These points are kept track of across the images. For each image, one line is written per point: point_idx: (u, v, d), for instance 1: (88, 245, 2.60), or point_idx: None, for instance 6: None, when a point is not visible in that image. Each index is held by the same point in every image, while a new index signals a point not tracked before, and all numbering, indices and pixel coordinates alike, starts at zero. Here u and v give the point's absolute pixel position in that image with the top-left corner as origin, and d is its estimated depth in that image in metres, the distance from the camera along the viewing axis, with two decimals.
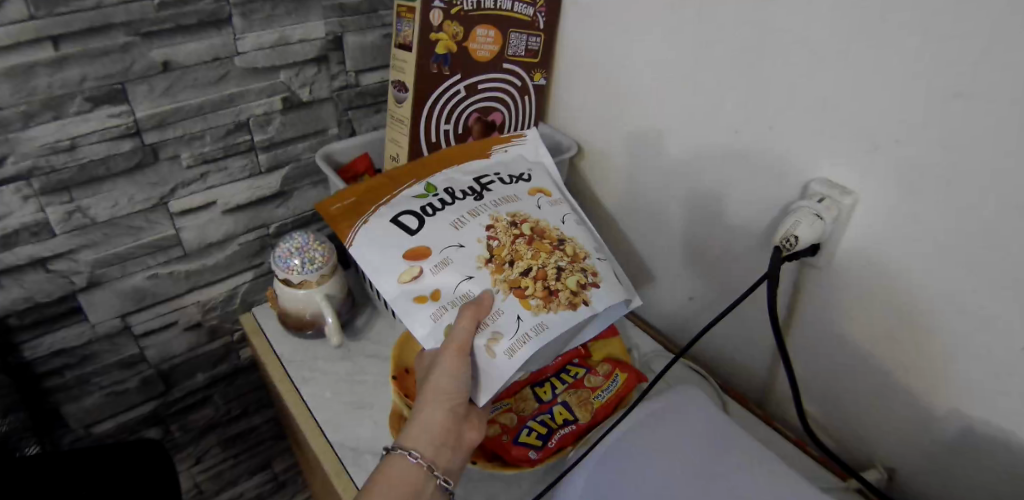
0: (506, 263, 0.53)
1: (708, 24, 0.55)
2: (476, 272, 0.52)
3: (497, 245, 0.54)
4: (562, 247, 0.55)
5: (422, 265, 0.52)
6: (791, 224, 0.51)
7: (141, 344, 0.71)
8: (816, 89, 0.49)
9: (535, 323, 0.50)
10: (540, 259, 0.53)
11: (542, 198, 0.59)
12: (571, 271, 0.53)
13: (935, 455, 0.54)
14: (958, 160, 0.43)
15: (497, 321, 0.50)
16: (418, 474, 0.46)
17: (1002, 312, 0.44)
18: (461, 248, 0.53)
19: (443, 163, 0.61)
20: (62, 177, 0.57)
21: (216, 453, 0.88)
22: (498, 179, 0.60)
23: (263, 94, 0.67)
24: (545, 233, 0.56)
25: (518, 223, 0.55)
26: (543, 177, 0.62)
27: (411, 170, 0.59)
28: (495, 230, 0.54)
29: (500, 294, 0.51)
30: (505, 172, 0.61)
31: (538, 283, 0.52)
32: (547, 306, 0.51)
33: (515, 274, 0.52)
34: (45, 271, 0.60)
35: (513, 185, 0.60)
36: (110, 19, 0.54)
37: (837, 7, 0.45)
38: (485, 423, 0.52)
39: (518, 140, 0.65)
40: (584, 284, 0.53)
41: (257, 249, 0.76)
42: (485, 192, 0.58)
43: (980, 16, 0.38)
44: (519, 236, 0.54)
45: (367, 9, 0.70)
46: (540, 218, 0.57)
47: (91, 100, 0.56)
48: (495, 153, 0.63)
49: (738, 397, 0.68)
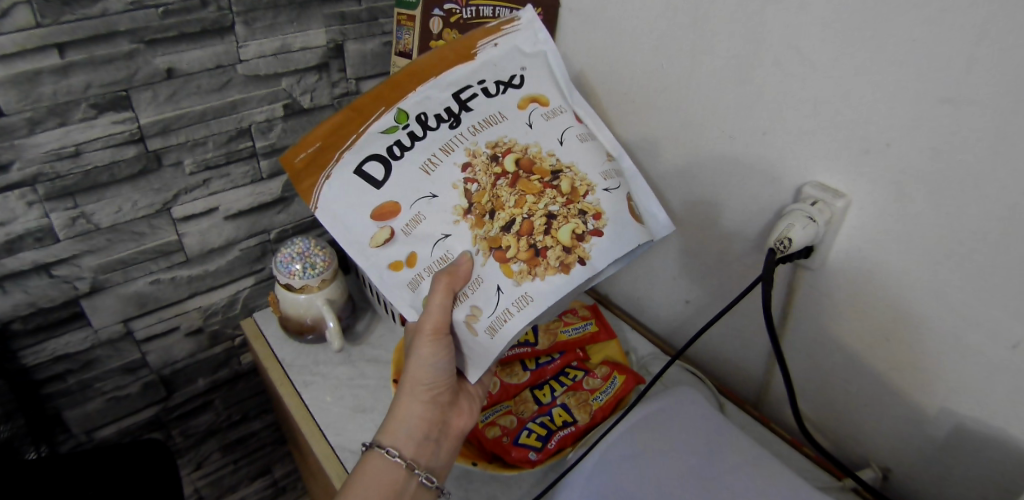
0: (486, 213, 0.51)
1: (702, 31, 0.57)
2: (452, 228, 0.51)
3: (477, 189, 0.52)
4: (554, 183, 0.53)
5: (392, 225, 0.51)
6: (785, 228, 0.52)
7: (143, 349, 0.72)
8: (808, 94, 0.50)
9: (517, 295, 0.49)
10: (525, 206, 0.52)
11: (533, 112, 0.56)
12: (564, 219, 0.51)
13: (929, 454, 0.55)
14: (947, 162, 0.44)
15: (474, 293, 0.49)
16: (399, 471, 0.50)
17: (992, 311, 0.45)
18: (433, 199, 0.51)
19: (413, 79, 0.55)
20: (67, 183, 0.58)
21: (217, 459, 0.89)
22: (481, 89, 0.56)
23: (265, 102, 0.68)
24: (532, 165, 0.54)
25: (500, 156, 0.53)
26: (536, 77, 0.59)
27: (379, 94, 0.54)
28: (473, 169, 0.52)
29: (479, 255, 0.50)
30: (490, 79, 0.57)
31: (522, 242, 0.50)
32: (531, 272, 0.50)
33: (496, 229, 0.51)
34: (48, 276, 0.61)
35: (498, 96, 0.56)
36: (115, 26, 0.55)
37: (828, 14, 0.47)
38: (464, 412, 0.55)
39: (508, 28, 0.59)
40: (579, 236, 0.51)
41: (257, 254, 0.77)
42: (463, 112, 0.55)
43: (967, 22, 0.40)
44: (502, 176, 0.53)
45: (367, 17, 0.71)
46: (529, 143, 0.55)
47: (95, 106, 0.57)
48: (481, 51, 0.58)
49: (735, 399, 0.69)
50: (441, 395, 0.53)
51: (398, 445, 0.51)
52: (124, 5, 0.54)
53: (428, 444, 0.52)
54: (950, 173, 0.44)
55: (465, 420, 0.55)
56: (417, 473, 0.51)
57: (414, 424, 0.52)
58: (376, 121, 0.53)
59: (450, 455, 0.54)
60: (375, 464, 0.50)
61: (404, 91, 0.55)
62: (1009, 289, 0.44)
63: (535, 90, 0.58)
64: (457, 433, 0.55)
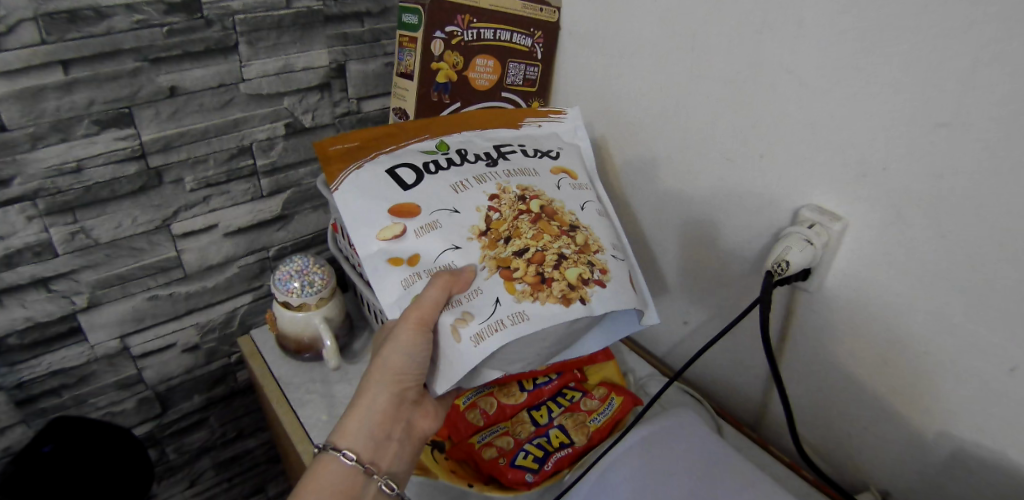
0: (501, 239, 0.52)
1: (700, 56, 0.57)
2: (464, 243, 0.52)
3: (498, 217, 0.53)
4: (571, 233, 0.54)
5: (406, 225, 0.52)
6: (782, 250, 0.52)
7: (139, 365, 0.71)
8: (804, 119, 0.51)
9: (513, 311, 0.48)
10: (541, 241, 0.52)
11: (564, 179, 0.59)
12: (574, 262, 0.51)
13: (928, 477, 0.54)
14: (943, 187, 0.44)
15: (471, 301, 0.49)
16: (356, 475, 0.49)
17: (989, 335, 0.45)
18: (454, 214, 0.52)
19: (462, 125, 0.61)
20: (67, 199, 0.58)
21: (211, 476, 0.87)
22: (520, 149, 0.60)
23: (267, 120, 0.68)
24: (555, 214, 0.55)
25: (527, 198, 0.55)
26: (570, 155, 0.62)
27: (429, 126, 0.60)
28: (498, 201, 0.54)
29: (485, 270, 0.50)
30: (530, 145, 0.61)
31: (530, 267, 0.50)
32: (532, 294, 0.49)
33: (508, 252, 0.52)
34: (45, 291, 0.61)
35: (535, 158, 0.60)
36: (120, 44, 0.55)
37: (822, 41, 0.48)
38: (426, 412, 0.54)
39: (554, 116, 0.66)
40: (586, 280, 0.51)
41: (257, 271, 0.77)
42: (501, 159, 0.58)
43: (961, 50, 0.41)
44: (525, 212, 0.54)
45: (369, 39, 0.72)
46: (555, 198, 0.56)
47: (98, 123, 0.57)
48: (526, 126, 0.64)
49: (733, 421, 0.68)
50: (407, 397, 0.52)
51: (354, 447, 0.50)
52: (130, 24, 0.55)
53: (387, 446, 0.51)
54: (947, 197, 0.44)
55: (428, 422, 0.54)
56: (375, 478, 0.50)
57: (375, 425, 0.51)
58: (417, 142, 0.58)
59: (411, 459, 0.54)
60: (327, 468, 0.49)
61: (448, 131, 0.60)
62: (1005, 312, 0.44)
63: (569, 163, 0.61)
64: (418, 436, 0.54)
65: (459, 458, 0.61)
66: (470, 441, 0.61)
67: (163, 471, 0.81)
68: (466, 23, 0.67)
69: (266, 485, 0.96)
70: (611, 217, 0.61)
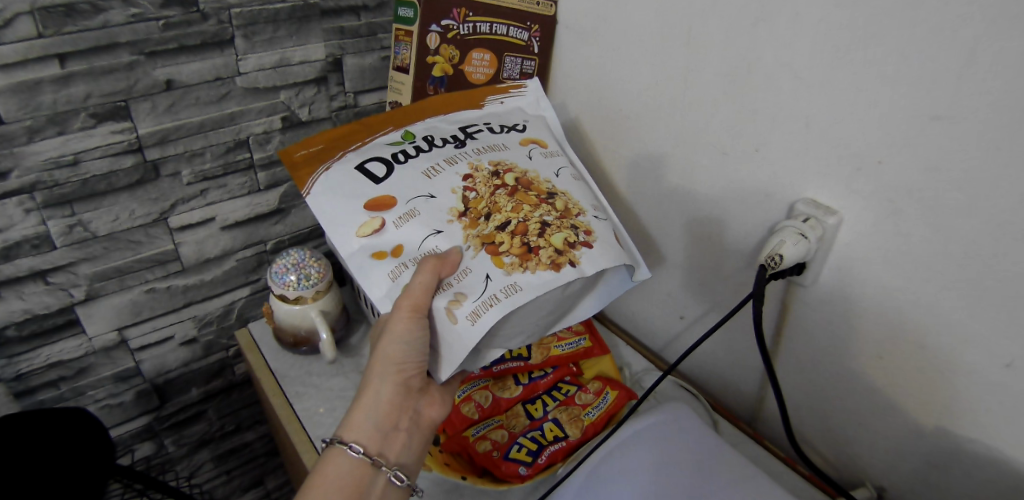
0: (481, 216, 0.53)
1: (696, 51, 0.57)
2: (444, 227, 0.52)
3: (474, 196, 0.54)
4: (550, 200, 0.54)
5: (384, 217, 0.52)
6: (776, 243, 0.52)
7: (137, 357, 0.72)
8: (799, 112, 0.51)
9: (506, 283, 0.48)
10: (522, 212, 0.53)
11: (534, 149, 0.60)
12: (558, 227, 0.52)
13: (924, 473, 0.54)
14: (939, 180, 0.44)
15: (461, 282, 0.49)
16: (363, 468, 0.49)
17: (983, 329, 0.45)
18: (430, 199, 0.53)
19: (425, 111, 0.62)
20: (64, 192, 0.59)
21: (210, 469, 0.88)
22: (487, 128, 0.61)
23: (263, 114, 0.68)
24: (531, 184, 0.55)
25: (500, 173, 0.56)
26: (538, 128, 0.64)
27: (393, 118, 0.60)
28: (473, 180, 0.55)
29: (470, 249, 0.51)
30: (496, 123, 0.62)
31: (515, 239, 0.51)
32: (522, 265, 0.49)
33: (490, 228, 0.52)
34: (44, 283, 0.61)
35: (502, 134, 0.61)
36: (116, 38, 0.56)
37: (817, 33, 0.47)
38: (431, 400, 0.54)
39: (516, 91, 0.67)
40: (572, 243, 0.51)
41: (254, 265, 0.77)
42: (469, 139, 0.59)
43: (956, 43, 0.40)
44: (501, 186, 0.55)
45: (366, 32, 0.72)
46: (529, 168, 0.57)
47: (95, 116, 0.57)
48: (489, 104, 0.65)
49: (729, 415, 0.68)
50: (412, 386, 0.52)
51: (361, 440, 0.50)
52: (126, 18, 0.55)
53: (394, 436, 0.51)
54: (943, 191, 0.44)
55: (436, 410, 0.54)
56: (384, 470, 0.50)
57: (380, 417, 0.51)
58: (382, 135, 0.58)
59: (420, 448, 0.54)
60: (336, 462, 0.49)
61: (413, 121, 0.60)
62: (1000, 306, 0.44)
63: (536, 135, 0.62)
64: (424, 424, 0.54)
65: (453, 451, 0.61)
66: (465, 434, 0.61)
67: (162, 464, 0.81)
68: (462, 17, 0.67)
69: (264, 479, 0.97)
70: (586, 179, 0.63)
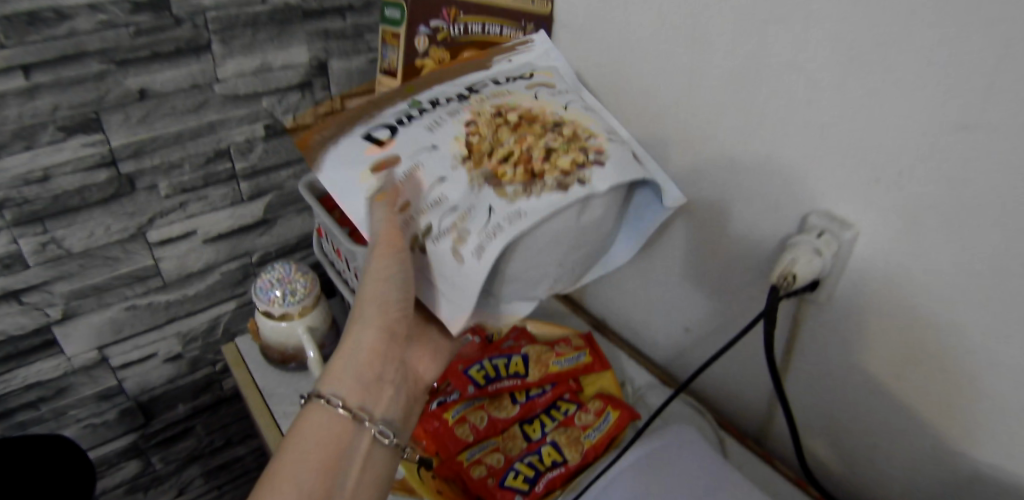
0: (486, 154, 0.47)
1: (699, 53, 0.53)
2: (449, 173, 0.46)
3: (479, 140, 0.48)
4: (557, 128, 0.49)
5: (389, 175, 0.47)
6: (788, 262, 0.49)
7: (120, 376, 0.69)
8: (809, 120, 0.47)
9: (512, 212, 0.42)
10: (526, 143, 0.47)
11: (541, 90, 0.54)
12: (565, 153, 0.46)
13: (945, 499, 0.51)
14: (963, 194, 0.40)
15: (461, 209, 0.43)
16: (347, 423, 0.47)
17: (1010, 354, 0.42)
18: (433, 149, 0.47)
19: (430, 77, 0.56)
20: (35, 208, 0.56)
21: (199, 485, 0.86)
22: (492, 82, 0.55)
23: (244, 122, 0.65)
24: (535, 117, 0.50)
25: (503, 112, 0.50)
26: (550, 79, 0.57)
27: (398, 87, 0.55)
28: (476, 125, 0.49)
29: (477, 186, 0.45)
30: (503, 76, 0.57)
31: (519, 168, 0.46)
32: (526, 193, 0.44)
33: (494, 163, 0.46)
34: (18, 304, 0.59)
35: (508, 84, 0.55)
36: (83, 47, 0.53)
37: (832, 36, 0.43)
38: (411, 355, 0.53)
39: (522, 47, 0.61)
40: (581, 164, 0.45)
41: (239, 277, 0.74)
42: (473, 94, 0.53)
43: (984, 49, 0.36)
44: (504, 124, 0.49)
45: (353, 34, 0.69)
46: (535, 105, 0.51)
47: (64, 129, 0.55)
48: (496, 64, 0.59)
49: (738, 434, 0.65)
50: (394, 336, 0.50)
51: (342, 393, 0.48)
52: (94, 25, 0.52)
53: (377, 390, 0.50)
54: (964, 207, 0.40)
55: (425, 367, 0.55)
56: (367, 425, 0.48)
57: (360, 368, 0.49)
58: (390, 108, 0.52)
59: (405, 405, 0.52)
60: (317, 417, 0.47)
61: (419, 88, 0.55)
62: None
63: (544, 79, 0.57)
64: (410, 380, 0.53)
65: (446, 477, 0.57)
66: (459, 458, 0.58)
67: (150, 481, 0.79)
68: (451, 17, 0.63)
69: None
70: (600, 112, 0.56)
